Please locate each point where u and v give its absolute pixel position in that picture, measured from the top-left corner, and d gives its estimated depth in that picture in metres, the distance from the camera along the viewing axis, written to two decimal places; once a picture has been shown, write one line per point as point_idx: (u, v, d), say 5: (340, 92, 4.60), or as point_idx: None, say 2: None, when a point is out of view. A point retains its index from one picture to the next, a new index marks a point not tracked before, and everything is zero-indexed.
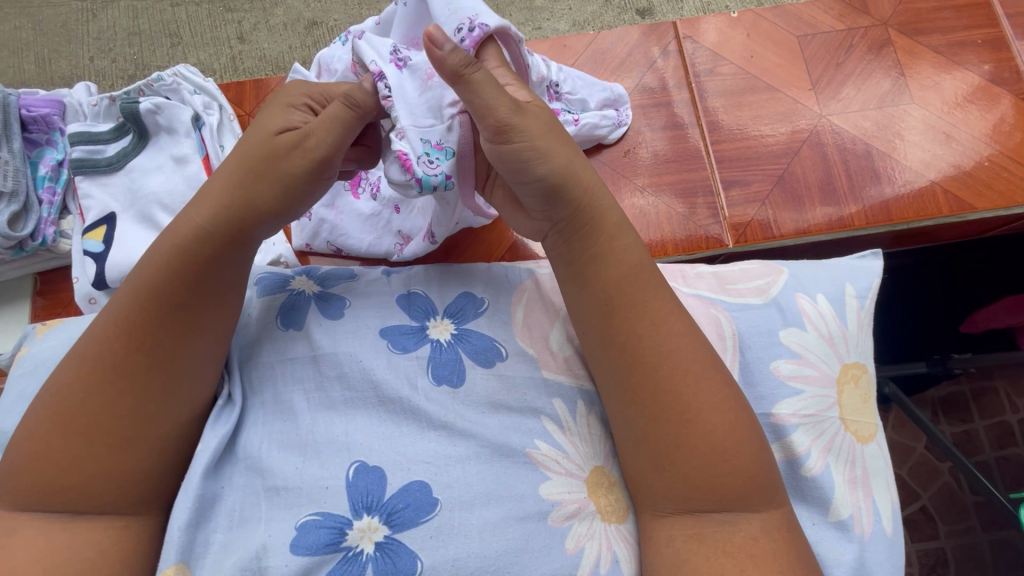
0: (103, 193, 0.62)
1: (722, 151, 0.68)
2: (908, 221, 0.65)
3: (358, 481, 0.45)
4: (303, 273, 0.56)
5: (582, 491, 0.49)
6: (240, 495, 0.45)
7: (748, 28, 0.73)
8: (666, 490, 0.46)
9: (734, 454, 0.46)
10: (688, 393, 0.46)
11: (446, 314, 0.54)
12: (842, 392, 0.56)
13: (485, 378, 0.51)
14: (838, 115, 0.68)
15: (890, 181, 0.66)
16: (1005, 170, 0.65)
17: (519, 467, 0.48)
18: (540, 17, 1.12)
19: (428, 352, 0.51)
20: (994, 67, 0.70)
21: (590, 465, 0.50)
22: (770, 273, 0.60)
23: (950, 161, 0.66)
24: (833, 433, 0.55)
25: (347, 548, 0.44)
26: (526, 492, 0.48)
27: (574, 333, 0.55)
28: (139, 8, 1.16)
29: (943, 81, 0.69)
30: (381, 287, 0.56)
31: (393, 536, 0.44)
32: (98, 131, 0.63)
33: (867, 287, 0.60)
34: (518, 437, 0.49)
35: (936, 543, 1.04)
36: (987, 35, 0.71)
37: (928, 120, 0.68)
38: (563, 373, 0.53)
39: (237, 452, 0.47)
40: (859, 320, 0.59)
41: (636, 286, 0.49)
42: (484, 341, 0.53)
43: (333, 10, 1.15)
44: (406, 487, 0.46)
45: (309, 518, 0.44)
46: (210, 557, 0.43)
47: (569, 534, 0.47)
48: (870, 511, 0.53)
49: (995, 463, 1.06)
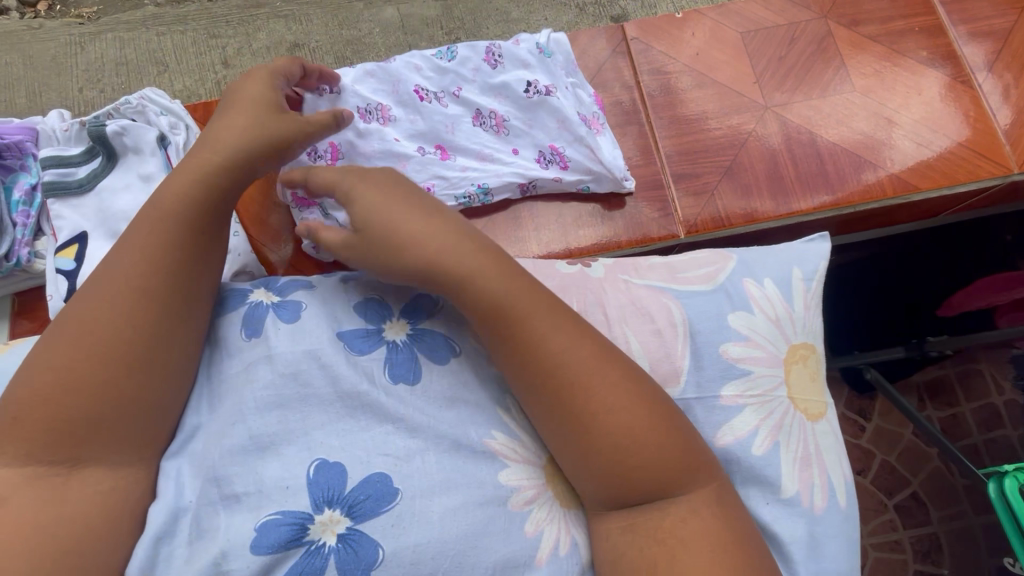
0: (75, 213, 0.63)
1: (672, 147, 0.70)
2: (854, 205, 0.66)
3: (319, 478, 0.47)
4: (261, 287, 0.58)
5: (538, 477, 0.52)
6: (197, 501, 0.46)
7: (693, 27, 0.75)
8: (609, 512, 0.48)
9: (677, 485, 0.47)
10: (612, 413, 0.47)
11: (402, 314, 0.56)
12: (791, 372, 0.58)
13: (440, 375, 0.52)
14: (784, 106, 0.70)
15: (837, 166, 0.67)
16: (947, 153, 0.67)
17: (476, 455, 0.50)
18: (516, 28, 1.20)
19: (384, 354, 0.53)
20: (935, 53, 0.72)
21: (544, 455, 0.53)
22: (719, 261, 0.62)
23: (894, 146, 0.68)
24: (783, 412, 0.56)
25: (310, 542, 0.45)
26: (486, 479, 0.49)
27: None
28: (126, 38, 1.20)
29: (884, 70, 0.71)
30: (335, 291, 0.57)
31: (355, 527, 0.46)
32: (69, 154, 0.65)
33: (813, 271, 0.62)
34: (478, 428, 0.51)
35: (928, 528, 1.04)
36: (925, 23, 0.73)
37: (870, 107, 0.70)
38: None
39: (184, 462, 0.48)
40: (805, 303, 0.61)
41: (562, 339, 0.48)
42: (438, 339, 0.55)
43: (314, 31, 1.20)
44: (367, 479, 0.47)
45: (270, 517, 0.45)
46: (176, 559, 0.44)
47: (527, 518, 0.49)
48: (825, 487, 0.55)
49: (983, 446, 1.05)
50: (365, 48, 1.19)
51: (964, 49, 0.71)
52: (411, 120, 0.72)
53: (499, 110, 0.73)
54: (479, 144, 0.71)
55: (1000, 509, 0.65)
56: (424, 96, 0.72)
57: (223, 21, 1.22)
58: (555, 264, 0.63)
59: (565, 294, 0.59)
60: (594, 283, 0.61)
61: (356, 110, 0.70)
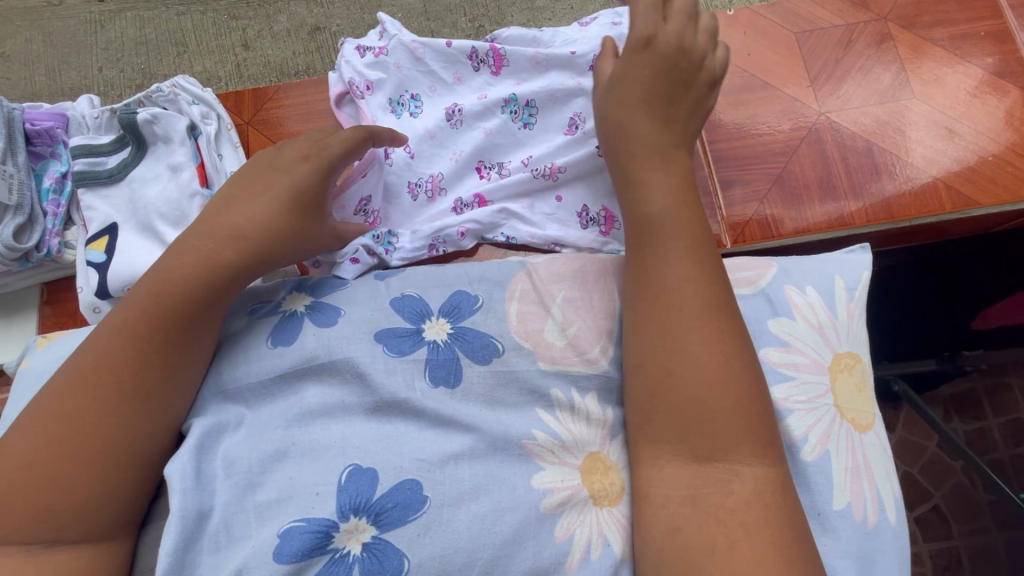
0: (106, 204, 0.62)
1: (720, 151, 0.68)
2: (910, 219, 0.64)
3: (349, 485, 0.46)
4: (296, 287, 0.57)
5: (575, 478, 0.50)
6: (231, 505, 0.45)
7: (745, 25, 0.72)
8: (670, 494, 0.45)
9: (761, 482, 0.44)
10: (705, 387, 0.46)
11: (442, 314, 0.55)
12: (835, 380, 0.56)
13: (481, 373, 0.52)
14: (838, 112, 0.68)
15: (891, 176, 0.65)
16: (1008, 164, 0.65)
17: (512, 456, 0.49)
18: (540, 17, 1.16)
19: (424, 354, 0.52)
20: (999, 60, 0.68)
21: (584, 451, 0.51)
22: (760, 266, 0.61)
23: (953, 156, 0.65)
24: (830, 419, 0.55)
25: (333, 550, 0.44)
26: (517, 484, 0.48)
27: (570, 319, 0.55)
28: (146, 17, 1.18)
29: (946, 75, 0.68)
30: (371, 291, 0.57)
31: (380, 536, 0.44)
32: (99, 142, 0.64)
33: (856, 279, 0.61)
34: (518, 427, 0.50)
35: (949, 542, 1.02)
36: (992, 27, 0.70)
37: (930, 115, 0.67)
38: (562, 361, 0.53)
39: (215, 461, 0.47)
40: (849, 309, 0.59)
41: (677, 293, 0.48)
42: (481, 338, 0.54)
43: (337, 15, 1.17)
44: (397, 486, 0.46)
45: (294, 523, 0.44)
46: (209, 542, 0.45)
47: (559, 522, 0.48)
48: (876, 500, 0.53)
49: (1010, 461, 1.03)
50: None
51: None
52: (460, 185, 0.67)
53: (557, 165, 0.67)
54: (526, 196, 0.68)
55: None
56: (485, 171, 0.68)
57: (245, 2, 1.19)
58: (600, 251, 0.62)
59: (607, 281, 0.58)
60: None
61: (407, 184, 0.67)
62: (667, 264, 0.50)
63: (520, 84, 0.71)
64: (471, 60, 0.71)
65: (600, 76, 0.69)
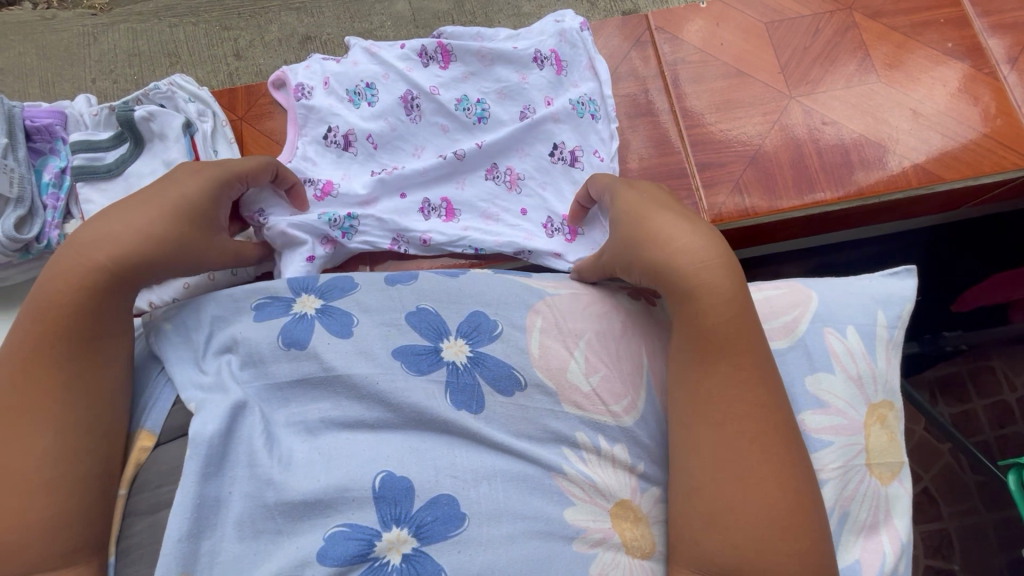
0: (104, 198, 0.64)
1: (693, 137, 0.71)
2: (880, 196, 0.67)
3: (385, 493, 0.47)
4: (302, 289, 0.57)
5: (605, 519, 0.51)
6: (246, 503, 0.46)
7: (718, 18, 0.76)
8: (684, 521, 0.48)
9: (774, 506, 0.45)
10: (738, 453, 0.47)
11: (460, 334, 0.56)
12: (870, 434, 0.59)
13: (506, 406, 0.53)
14: (808, 97, 0.71)
15: (861, 156, 0.68)
16: (972, 144, 0.68)
17: (544, 487, 0.51)
18: (526, 21, 1.19)
19: (444, 375, 0.53)
20: (958, 45, 0.72)
21: (614, 497, 0.52)
22: (800, 303, 0.63)
23: (919, 136, 0.68)
24: (860, 480, 0.58)
25: (374, 558, 0.45)
26: (553, 515, 0.50)
27: (596, 364, 0.56)
28: (139, 29, 1.20)
29: (909, 61, 0.71)
30: (388, 302, 0.58)
31: (421, 549, 0.46)
32: (97, 138, 0.66)
33: (897, 316, 0.63)
34: (548, 460, 0.52)
35: (939, 523, 1.02)
36: (950, 14, 0.73)
37: (897, 99, 0.70)
38: (587, 409, 0.54)
39: (225, 485, 0.47)
40: (887, 354, 0.62)
41: (715, 349, 0.49)
42: (502, 366, 0.54)
43: (327, 24, 1.20)
44: (435, 500, 0.47)
45: (337, 529, 0.46)
46: (219, 565, 0.45)
47: (594, 561, 0.49)
48: (896, 552, 0.57)
49: (995, 443, 1.00)
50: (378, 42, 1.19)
51: (989, 41, 0.72)
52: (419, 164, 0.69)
53: (516, 167, 0.71)
54: (487, 200, 0.70)
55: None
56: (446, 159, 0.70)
57: (235, 13, 1.22)
58: (619, 293, 0.61)
59: (632, 335, 0.58)
60: (663, 326, 0.59)
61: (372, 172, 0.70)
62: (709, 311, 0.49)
63: (467, 78, 0.73)
64: (421, 57, 0.73)
65: (552, 70, 0.74)
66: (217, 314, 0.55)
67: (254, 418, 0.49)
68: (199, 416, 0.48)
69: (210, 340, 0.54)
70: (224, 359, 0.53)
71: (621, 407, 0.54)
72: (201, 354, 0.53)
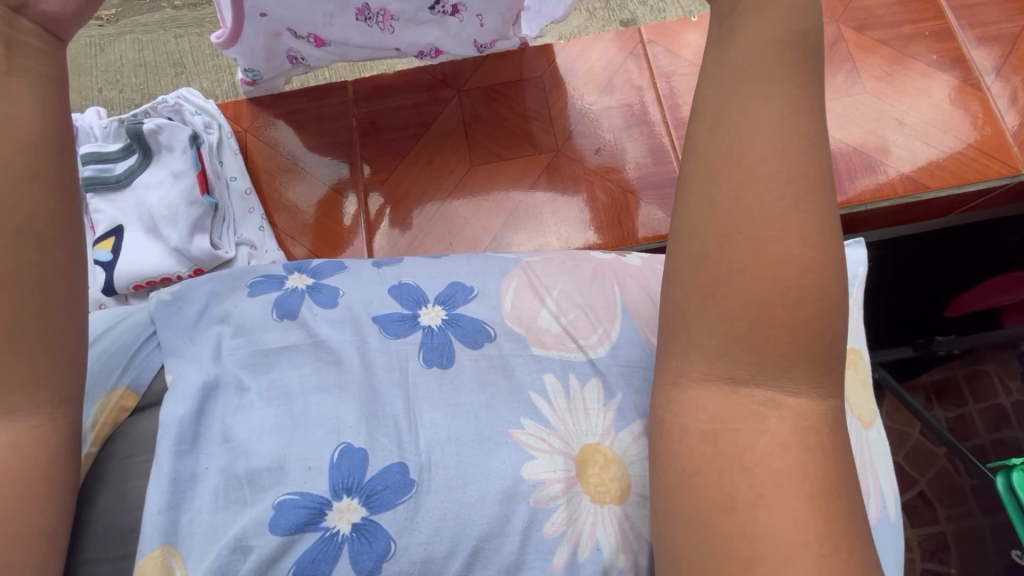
0: (113, 207, 0.69)
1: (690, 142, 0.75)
2: (865, 204, 0.69)
3: (341, 463, 0.45)
4: (296, 271, 0.57)
5: (569, 470, 0.48)
6: (217, 476, 0.44)
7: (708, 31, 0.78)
8: (695, 211, 0.39)
9: (797, 240, 0.36)
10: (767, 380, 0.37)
11: (436, 301, 0.55)
12: (843, 379, 0.57)
13: (474, 360, 0.51)
14: None
15: (848, 165, 0.69)
16: (956, 153, 0.69)
17: (499, 443, 0.47)
18: None
19: (419, 338, 0.52)
20: (944, 57, 0.73)
21: (578, 444, 0.49)
22: None
23: (904, 145, 0.70)
24: (843, 420, 0.55)
25: (325, 529, 0.43)
26: (506, 472, 0.46)
27: (567, 309, 0.55)
28: (145, 40, 1.23)
29: (895, 72, 0.73)
30: (373, 278, 0.57)
31: (370, 518, 0.44)
32: (107, 150, 0.70)
33: (852, 277, 0.61)
34: (506, 416, 0.48)
35: (936, 527, 1.02)
36: (935, 27, 0.75)
37: (882, 110, 0.71)
38: (556, 347, 0.53)
39: (192, 458, 0.45)
40: (850, 307, 0.60)
41: (770, 252, 0.36)
42: (475, 324, 0.53)
43: None
44: (387, 468, 0.45)
45: (287, 497, 0.43)
46: (194, 538, 0.42)
47: (550, 517, 0.46)
48: (880, 501, 0.53)
49: (990, 446, 1.00)
50: None
51: (973, 53, 0.73)
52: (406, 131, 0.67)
53: None
54: None
55: (1012, 504, 0.66)
56: None
57: None
58: (590, 253, 0.62)
59: (603, 280, 0.58)
60: (634, 271, 0.59)
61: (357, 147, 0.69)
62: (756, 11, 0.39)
63: None
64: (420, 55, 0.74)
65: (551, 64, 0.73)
66: (211, 290, 0.54)
67: (228, 395, 0.47)
68: (173, 395, 0.46)
69: (203, 313, 0.53)
70: (213, 331, 0.51)
71: (595, 340, 0.54)
72: (188, 325, 0.52)
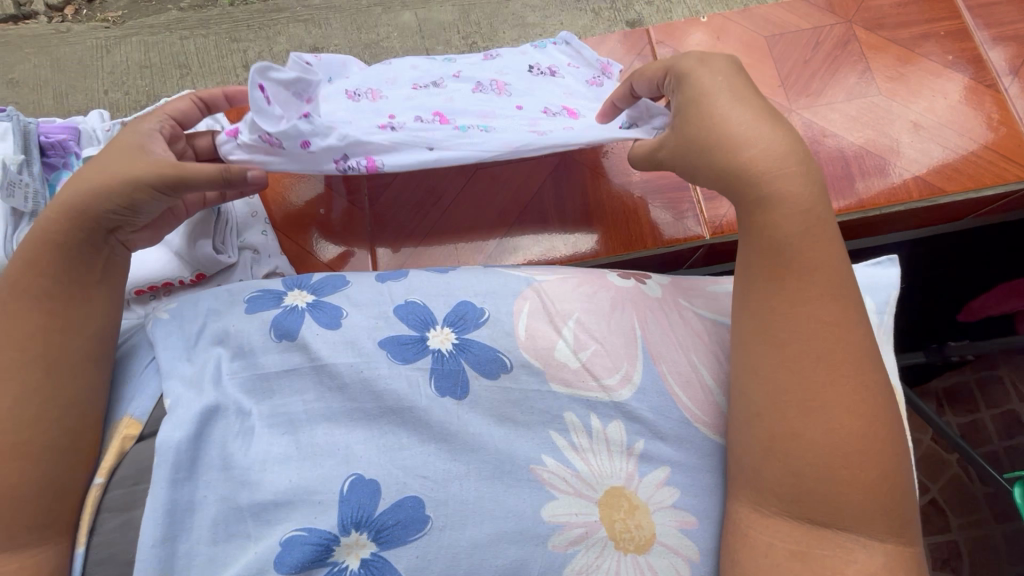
0: None
1: None
2: (878, 208, 0.67)
3: (351, 496, 0.44)
4: (296, 287, 0.56)
5: (591, 513, 0.47)
6: (219, 507, 0.44)
7: (718, 31, 0.77)
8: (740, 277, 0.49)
9: (853, 420, 0.43)
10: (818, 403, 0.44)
11: (447, 323, 0.53)
12: None
13: (489, 390, 0.50)
14: (808, 109, 0.71)
15: (862, 168, 0.68)
16: (973, 156, 0.68)
17: (515, 479, 0.47)
18: (534, 34, 1.20)
19: (430, 363, 0.50)
20: (959, 57, 0.72)
21: (601, 488, 0.48)
22: None
23: (919, 148, 0.68)
24: None
25: (333, 563, 0.43)
26: (524, 511, 0.46)
27: (584, 341, 0.52)
28: (152, 41, 1.23)
29: (909, 74, 0.72)
30: (380, 296, 0.55)
31: (380, 554, 0.43)
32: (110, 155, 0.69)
33: (886, 304, 0.60)
34: (527, 452, 0.48)
35: (947, 535, 1.00)
36: (951, 27, 0.73)
37: (896, 111, 0.70)
38: (577, 386, 0.51)
39: (195, 488, 0.45)
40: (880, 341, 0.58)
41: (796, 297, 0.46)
42: (487, 351, 0.51)
43: (334, 36, 1.22)
44: (399, 502, 0.45)
45: (295, 533, 0.43)
46: (192, 569, 0.43)
47: (571, 563, 0.46)
48: None
49: (1003, 454, 0.98)
50: (386, 54, 1.21)
51: (989, 54, 0.72)
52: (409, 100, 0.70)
53: (500, 80, 0.74)
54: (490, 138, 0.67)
55: None
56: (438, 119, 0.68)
57: (246, 25, 1.24)
58: (607, 275, 0.59)
59: (623, 310, 0.55)
60: (653, 303, 0.56)
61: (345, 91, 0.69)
62: (781, 220, 0.47)
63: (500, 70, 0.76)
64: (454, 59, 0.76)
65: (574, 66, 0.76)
66: (212, 308, 0.54)
67: (229, 419, 0.47)
68: (171, 419, 0.46)
69: (203, 331, 0.53)
70: (215, 355, 0.51)
71: (618, 380, 0.51)
72: (192, 345, 0.52)
